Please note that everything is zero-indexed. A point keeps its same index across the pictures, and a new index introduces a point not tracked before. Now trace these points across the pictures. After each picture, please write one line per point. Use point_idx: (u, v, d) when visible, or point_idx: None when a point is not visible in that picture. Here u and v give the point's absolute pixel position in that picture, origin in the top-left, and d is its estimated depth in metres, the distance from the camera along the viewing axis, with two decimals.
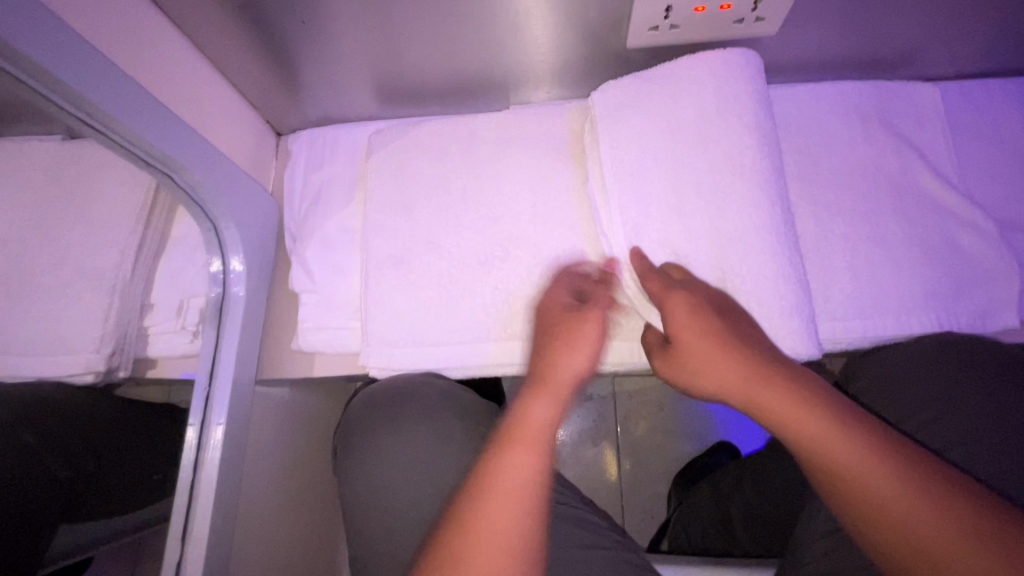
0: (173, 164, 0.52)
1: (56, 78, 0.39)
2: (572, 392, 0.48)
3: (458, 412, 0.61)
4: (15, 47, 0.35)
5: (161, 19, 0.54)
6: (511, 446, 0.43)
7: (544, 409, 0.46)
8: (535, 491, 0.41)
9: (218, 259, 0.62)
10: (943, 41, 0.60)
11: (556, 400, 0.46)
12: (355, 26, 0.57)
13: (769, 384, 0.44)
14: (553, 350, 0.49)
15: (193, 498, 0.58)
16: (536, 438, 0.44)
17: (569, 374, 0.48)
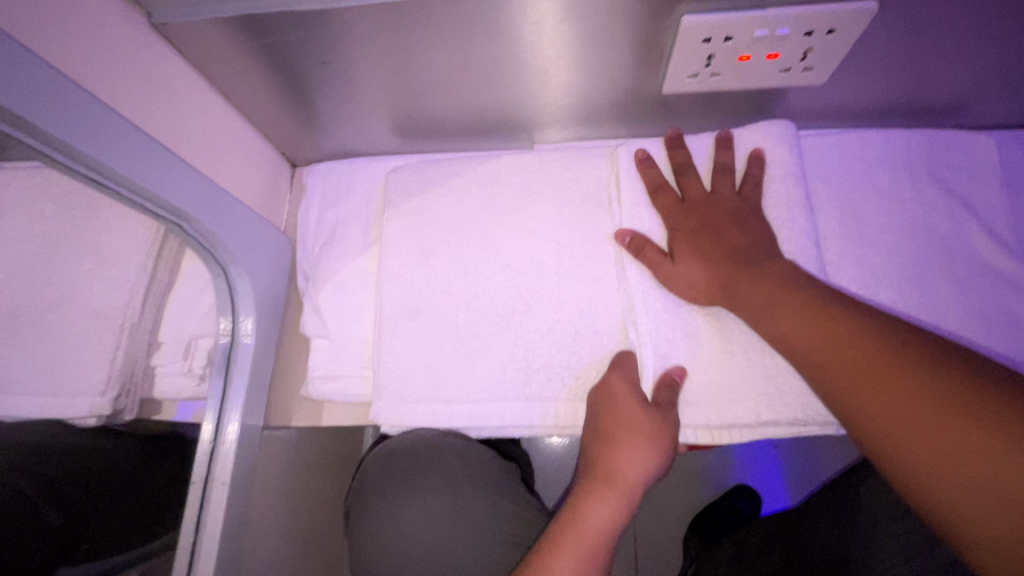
0: (183, 214, 0.50)
1: (59, 140, 0.36)
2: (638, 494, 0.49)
3: (480, 480, 0.58)
4: (15, 114, 0.33)
5: (176, 58, 0.52)
6: (561, 550, 0.46)
7: (603, 512, 0.48)
8: None
9: (227, 318, 0.59)
10: (1004, 93, 0.56)
11: (619, 500, 0.48)
12: (376, 66, 0.54)
13: (743, 278, 0.48)
14: (617, 445, 0.49)
15: (195, 560, 0.56)
16: (590, 540, 0.47)
17: (635, 476, 0.49)
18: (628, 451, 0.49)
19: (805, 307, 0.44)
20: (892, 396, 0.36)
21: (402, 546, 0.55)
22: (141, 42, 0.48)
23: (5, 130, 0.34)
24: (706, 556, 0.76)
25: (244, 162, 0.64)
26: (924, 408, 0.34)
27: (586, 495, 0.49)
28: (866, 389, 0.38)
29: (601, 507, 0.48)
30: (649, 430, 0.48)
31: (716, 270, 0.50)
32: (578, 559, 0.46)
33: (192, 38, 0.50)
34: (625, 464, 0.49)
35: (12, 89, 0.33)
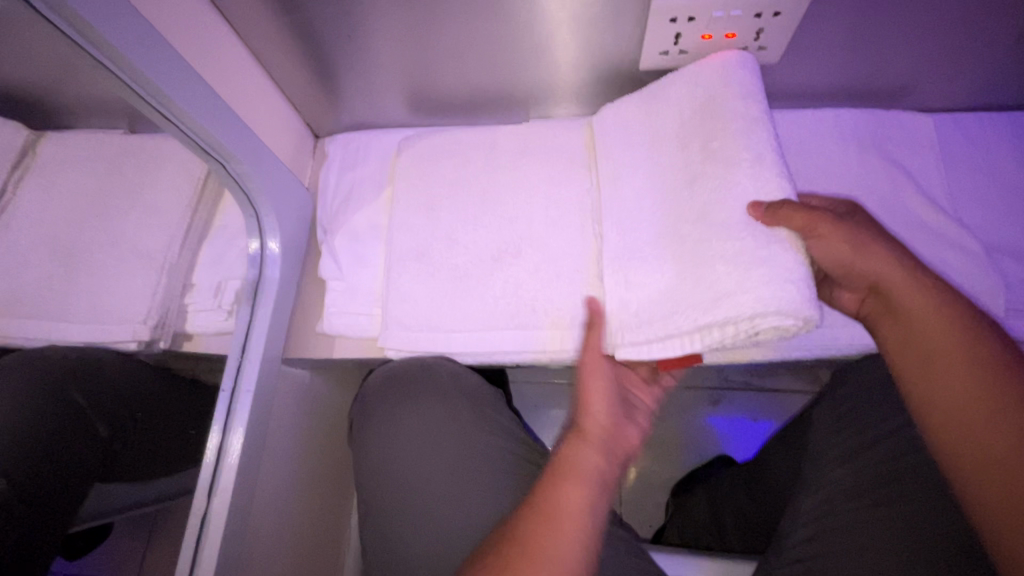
0: (227, 154, 0.58)
1: (139, 71, 0.45)
2: (608, 438, 0.56)
3: (467, 394, 0.68)
4: (107, 40, 0.42)
5: (226, 29, 0.61)
6: (567, 482, 0.50)
7: (590, 458, 0.53)
8: (586, 520, 0.48)
9: (256, 240, 0.68)
10: (937, 76, 0.64)
11: (595, 448, 0.54)
12: (393, 42, 0.63)
13: (949, 334, 0.49)
14: (584, 402, 0.57)
15: (221, 460, 0.62)
16: (585, 478, 0.51)
17: (600, 421, 0.56)
18: (595, 401, 0.57)
19: (957, 336, 0.49)
20: (985, 417, 0.47)
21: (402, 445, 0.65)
22: (200, 11, 0.57)
23: (100, 59, 0.43)
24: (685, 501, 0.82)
25: (275, 127, 0.72)
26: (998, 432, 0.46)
27: (573, 446, 0.54)
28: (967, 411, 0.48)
29: (591, 453, 0.53)
30: (602, 377, 0.58)
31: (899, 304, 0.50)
32: (580, 491, 0.50)
33: (241, 12, 0.60)
34: (593, 417, 0.56)
35: (110, 25, 0.42)
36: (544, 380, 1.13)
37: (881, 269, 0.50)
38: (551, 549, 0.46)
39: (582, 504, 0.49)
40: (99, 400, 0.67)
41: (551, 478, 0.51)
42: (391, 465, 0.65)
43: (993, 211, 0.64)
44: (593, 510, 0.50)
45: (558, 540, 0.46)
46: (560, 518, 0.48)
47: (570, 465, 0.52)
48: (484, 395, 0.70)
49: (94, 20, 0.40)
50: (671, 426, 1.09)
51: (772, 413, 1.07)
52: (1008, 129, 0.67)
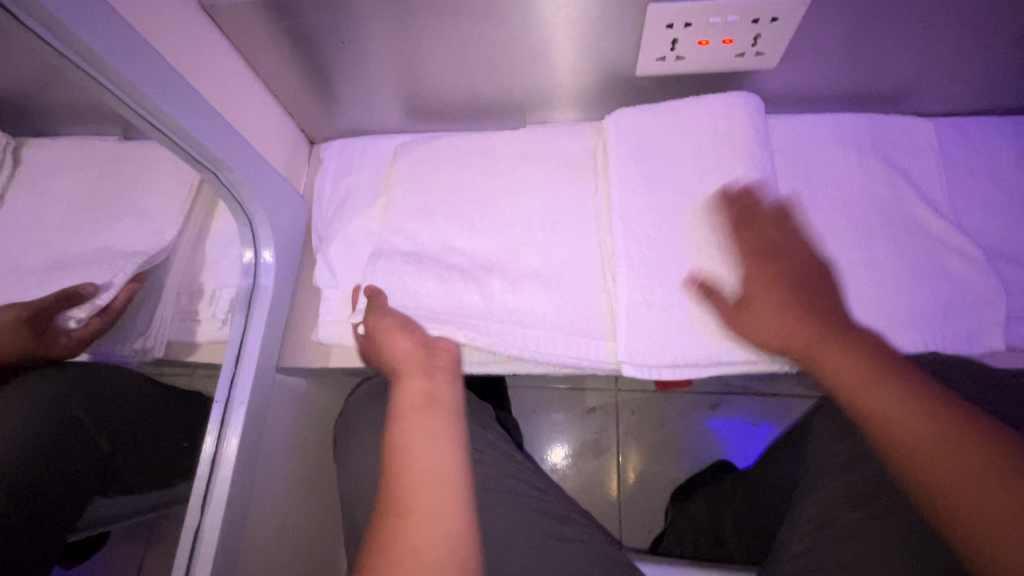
0: (219, 164, 0.58)
1: (127, 80, 0.45)
2: (427, 358, 0.59)
3: None
4: (94, 50, 0.41)
5: (218, 36, 0.61)
6: (403, 418, 0.54)
7: (415, 387, 0.56)
8: (444, 463, 0.51)
9: (250, 250, 0.68)
10: (938, 80, 0.64)
11: (423, 376, 0.57)
12: (387, 47, 0.63)
13: (881, 384, 0.47)
14: (386, 331, 0.60)
15: (214, 471, 0.62)
16: (417, 411, 0.55)
17: (409, 344, 0.59)
18: (397, 337, 0.60)
19: (891, 386, 0.47)
20: (952, 461, 0.42)
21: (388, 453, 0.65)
22: (191, 18, 0.56)
23: (88, 70, 0.43)
24: (685, 508, 0.81)
25: (269, 133, 0.72)
26: (971, 477, 0.41)
27: (399, 386, 0.57)
28: (929, 461, 0.43)
29: (416, 382, 0.57)
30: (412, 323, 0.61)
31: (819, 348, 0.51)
32: (434, 429, 0.53)
33: (233, 19, 0.59)
34: (405, 350, 0.59)
35: (97, 34, 0.41)
36: (543, 384, 1.13)
37: (774, 325, 0.53)
38: (407, 491, 0.48)
39: (431, 434, 0.53)
40: (99, 415, 0.66)
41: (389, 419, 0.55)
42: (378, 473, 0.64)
43: (994, 216, 0.63)
44: (450, 441, 0.53)
45: (414, 465, 0.50)
46: (409, 464, 0.50)
47: (400, 405, 0.56)
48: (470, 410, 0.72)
49: (81, 30, 0.40)
50: (670, 431, 1.08)
51: (771, 417, 1.07)
52: (1009, 133, 0.66)
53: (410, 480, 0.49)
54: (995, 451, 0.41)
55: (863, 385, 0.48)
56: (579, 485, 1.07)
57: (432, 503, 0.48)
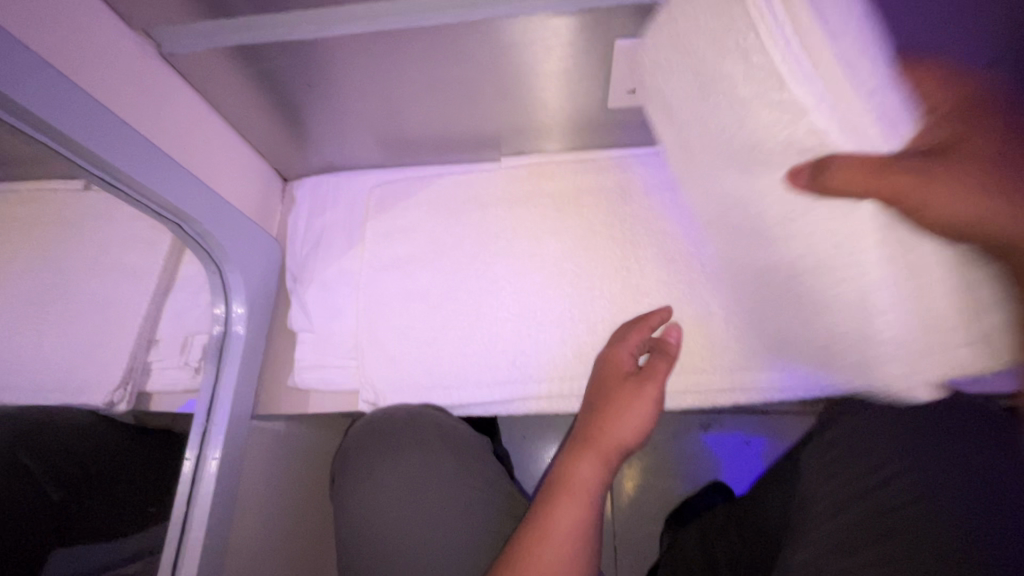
0: (183, 216, 0.58)
1: (66, 135, 0.44)
2: (618, 454, 0.52)
3: (449, 445, 0.65)
4: (23, 105, 0.40)
5: (180, 82, 0.60)
6: (564, 497, 0.49)
7: (591, 470, 0.51)
8: (579, 547, 0.47)
9: (221, 302, 0.66)
10: None
11: (602, 464, 0.51)
12: (356, 88, 0.62)
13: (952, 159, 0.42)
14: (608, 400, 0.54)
15: (185, 529, 0.60)
16: (582, 494, 0.49)
17: (615, 434, 0.52)
18: (618, 411, 0.53)
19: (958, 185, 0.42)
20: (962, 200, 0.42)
21: (377, 500, 0.62)
22: (149, 68, 0.55)
23: (21, 125, 0.41)
24: (679, 539, 0.79)
25: (238, 175, 0.71)
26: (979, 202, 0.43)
27: (574, 459, 0.52)
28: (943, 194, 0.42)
29: (572, 509, 0.48)
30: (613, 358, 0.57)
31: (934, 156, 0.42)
32: (581, 512, 0.48)
33: (193, 65, 0.58)
34: (617, 424, 0.53)
35: (30, 94, 0.40)
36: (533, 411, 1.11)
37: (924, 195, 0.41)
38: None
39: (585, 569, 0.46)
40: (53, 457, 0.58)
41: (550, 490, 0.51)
42: (363, 522, 0.62)
43: None
44: (590, 534, 0.48)
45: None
46: (544, 540, 0.46)
47: (569, 485, 0.50)
48: (471, 447, 0.68)
49: (11, 90, 0.39)
50: (663, 454, 1.07)
51: (764, 435, 1.06)
52: None
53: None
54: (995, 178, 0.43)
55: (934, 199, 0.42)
56: None
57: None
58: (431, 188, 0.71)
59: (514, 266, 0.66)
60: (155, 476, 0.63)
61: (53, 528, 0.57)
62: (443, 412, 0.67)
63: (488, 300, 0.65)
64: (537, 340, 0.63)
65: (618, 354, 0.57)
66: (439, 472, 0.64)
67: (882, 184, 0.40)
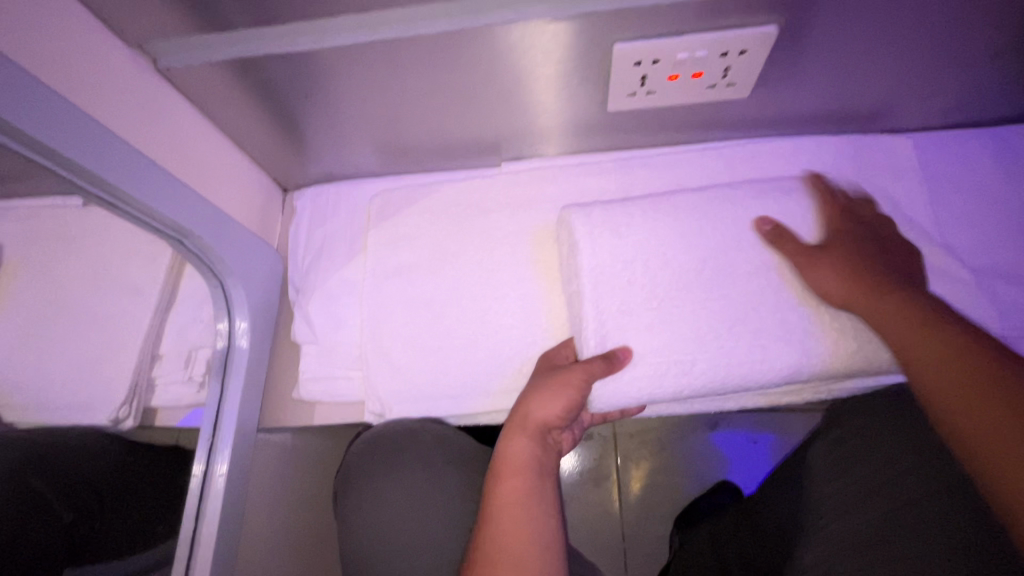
0: (183, 230, 0.58)
1: (62, 155, 0.43)
2: (544, 428, 0.59)
3: (452, 458, 0.65)
4: (19, 126, 0.39)
5: (176, 96, 0.59)
6: (504, 477, 0.56)
7: (522, 445, 0.58)
8: (525, 511, 0.54)
9: (224, 318, 0.66)
10: (913, 100, 0.63)
11: (530, 437, 0.58)
12: (354, 98, 0.61)
13: (877, 293, 0.54)
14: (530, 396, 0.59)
15: (194, 545, 0.61)
16: (518, 467, 0.57)
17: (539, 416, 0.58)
18: (539, 398, 0.58)
19: (904, 311, 0.52)
20: (919, 337, 0.50)
21: (382, 517, 0.62)
22: (145, 83, 0.55)
23: (15, 145, 0.41)
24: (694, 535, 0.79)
25: (237, 187, 0.70)
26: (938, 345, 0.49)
27: (504, 439, 0.59)
28: (890, 324, 0.53)
29: (512, 483, 0.56)
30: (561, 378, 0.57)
31: (849, 279, 0.56)
32: (520, 481, 0.56)
33: (189, 78, 0.58)
34: (542, 411, 0.58)
35: (25, 115, 0.40)
36: None
37: (826, 279, 0.57)
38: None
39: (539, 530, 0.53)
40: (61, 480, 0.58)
41: (493, 472, 0.58)
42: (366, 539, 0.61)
43: (980, 234, 0.63)
44: (533, 498, 0.55)
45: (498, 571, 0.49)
46: (495, 517, 0.53)
47: (504, 464, 0.57)
48: (473, 457, 0.68)
49: (8, 112, 0.38)
50: (672, 454, 1.07)
51: (771, 432, 1.05)
52: (987, 148, 0.66)
53: (503, 549, 0.51)
54: (960, 337, 0.48)
55: (916, 339, 0.50)
56: (582, 517, 1.05)
57: (518, 545, 0.51)
58: (431, 195, 0.71)
59: (518, 272, 0.66)
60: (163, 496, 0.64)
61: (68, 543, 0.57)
62: (443, 423, 0.68)
63: (491, 307, 0.65)
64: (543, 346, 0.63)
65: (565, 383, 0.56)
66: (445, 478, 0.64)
67: (850, 291, 0.56)
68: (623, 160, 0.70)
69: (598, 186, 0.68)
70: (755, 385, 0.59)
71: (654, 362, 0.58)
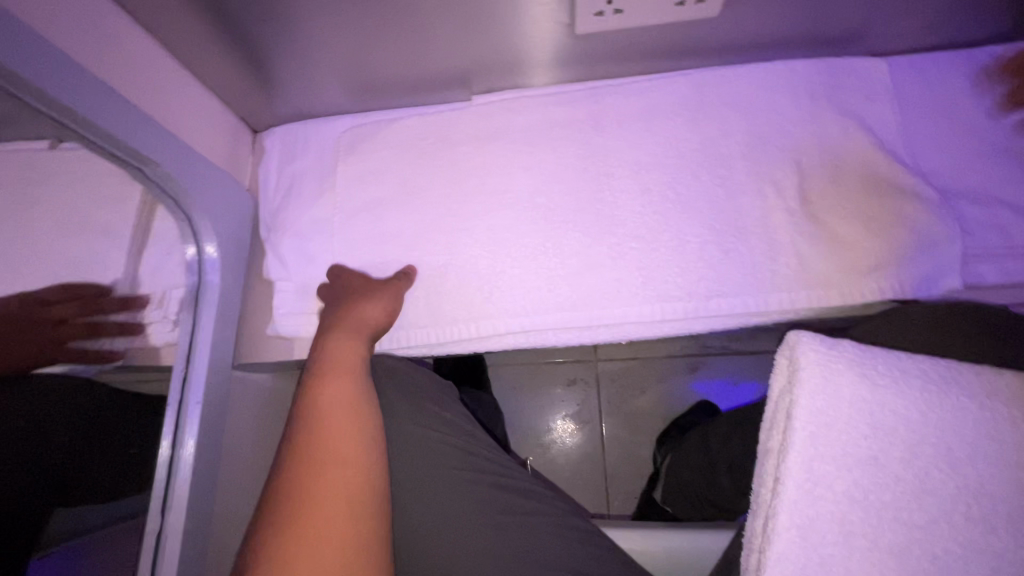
0: (144, 159, 0.56)
1: (13, 73, 0.41)
2: (335, 414, 0.56)
3: (403, 389, 0.68)
4: None
5: (127, 21, 0.57)
6: (312, 433, 0.55)
7: (333, 393, 0.58)
8: (346, 487, 0.52)
9: (193, 245, 0.67)
10: (891, 19, 0.61)
11: (339, 380, 0.58)
12: (314, 24, 0.59)
13: None
14: (324, 380, 0.58)
15: (173, 471, 0.61)
16: (323, 419, 0.56)
17: (329, 402, 0.57)
18: (328, 388, 0.58)
19: None
20: None
21: None
22: (95, 6, 0.53)
23: None
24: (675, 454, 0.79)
25: (204, 125, 0.69)
26: None
27: (318, 386, 0.58)
28: None
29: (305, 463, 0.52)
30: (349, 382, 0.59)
31: None
32: (312, 443, 0.54)
33: (142, 2, 0.56)
34: (327, 397, 0.57)
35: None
36: (522, 359, 1.12)
37: None
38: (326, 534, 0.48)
39: (345, 491, 0.51)
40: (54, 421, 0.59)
41: (315, 377, 0.59)
42: None
43: (952, 157, 0.62)
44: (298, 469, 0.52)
45: (319, 526, 0.48)
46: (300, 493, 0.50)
47: (309, 409, 0.57)
48: (426, 387, 0.70)
49: None
50: (652, 396, 1.09)
51: (749, 373, 1.07)
52: (963, 70, 0.64)
53: (309, 488, 0.51)
54: None
55: None
56: (564, 457, 1.08)
57: (328, 528, 0.48)
58: (400, 131, 0.69)
59: (489, 203, 0.65)
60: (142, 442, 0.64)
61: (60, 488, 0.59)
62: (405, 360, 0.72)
63: (461, 239, 0.65)
64: (513, 276, 0.63)
65: (337, 386, 0.58)
66: (398, 415, 0.66)
67: None
68: (594, 88, 0.68)
69: (569, 115, 0.67)
70: (722, 308, 0.60)
71: (611, 274, 0.62)
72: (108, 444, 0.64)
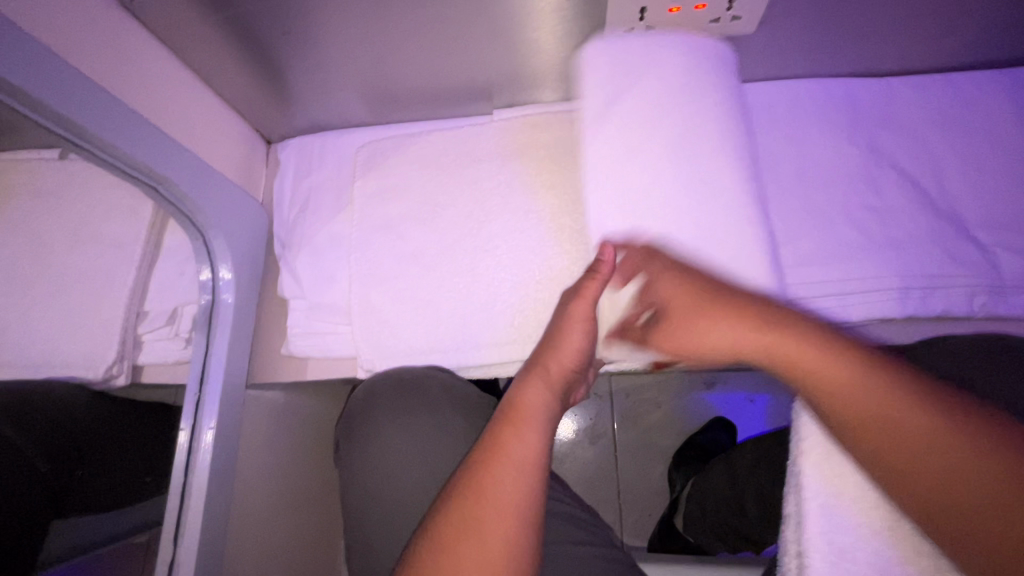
0: (158, 177, 0.54)
1: (22, 92, 0.39)
2: (544, 417, 0.49)
3: (459, 404, 0.63)
4: None
5: (143, 33, 0.55)
6: (510, 424, 0.48)
7: (540, 392, 0.51)
8: (525, 492, 0.43)
9: (207, 268, 0.64)
10: (931, 36, 0.59)
11: (547, 382, 0.52)
12: (335, 37, 0.57)
13: None
14: (521, 381, 0.52)
15: (185, 500, 0.59)
16: (532, 417, 0.48)
17: (535, 402, 0.50)
18: (528, 385, 0.51)
19: None
20: None
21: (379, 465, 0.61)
22: (108, 19, 0.51)
23: None
24: (698, 482, 0.78)
25: (219, 138, 0.67)
26: None
27: (520, 384, 0.52)
28: None
29: (500, 468, 0.44)
30: (549, 371, 0.53)
31: None
32: (525, 432, 0.47)
33: (157, 12, 0.54)
34: (530, 394, 0.50)
35: None
36: None
37: None
38: (493, 492, 0.42)
39: (517, 485, 0.43)
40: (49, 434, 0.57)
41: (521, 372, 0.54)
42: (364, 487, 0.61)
43: (993, 179, 0.59)
44: (488, 475, 0.44)
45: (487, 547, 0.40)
46: (475, 510, 0.41)
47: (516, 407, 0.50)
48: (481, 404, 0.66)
49: None
50: (666, 412, 1.07)
51: (765, 388, 1.05)
52: (1006, 89, 0.62)
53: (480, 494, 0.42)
54: None
55: None
56: (577, 474, 1.06)
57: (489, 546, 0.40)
58: (420, 146, 0.67)
59: (512, 222, 0.63)
60: (152, 454, 0.62)
61: (46, 497, 0.56)
62: (449, 374, 0.66)
63: (483, 261, 0.63)
64: (535, 299, 0.62)
65: (534, 386, 0.51)
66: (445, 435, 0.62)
67: None
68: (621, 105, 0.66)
69: None
70: None
71: None
72: (114, 454, 0.62)
